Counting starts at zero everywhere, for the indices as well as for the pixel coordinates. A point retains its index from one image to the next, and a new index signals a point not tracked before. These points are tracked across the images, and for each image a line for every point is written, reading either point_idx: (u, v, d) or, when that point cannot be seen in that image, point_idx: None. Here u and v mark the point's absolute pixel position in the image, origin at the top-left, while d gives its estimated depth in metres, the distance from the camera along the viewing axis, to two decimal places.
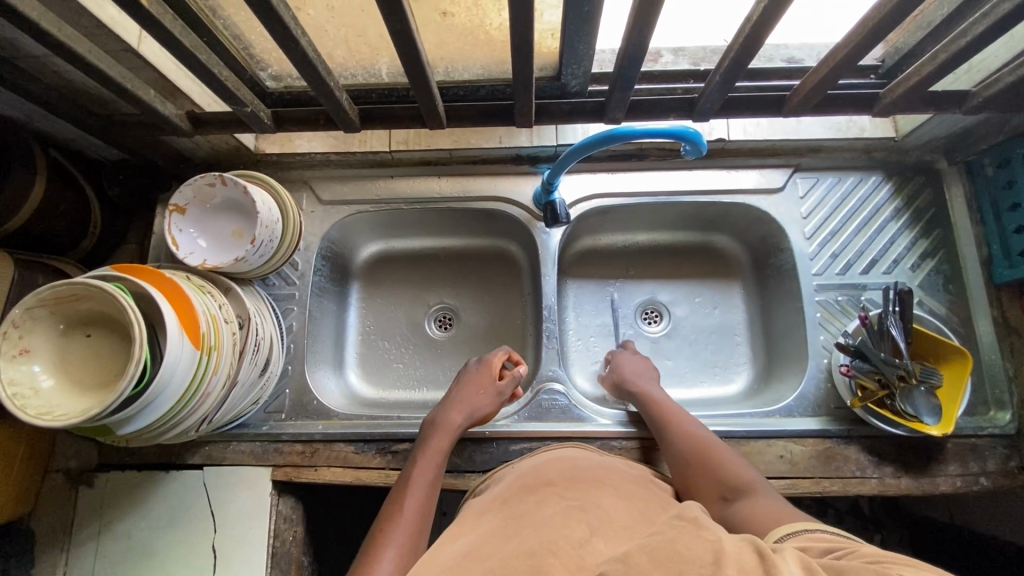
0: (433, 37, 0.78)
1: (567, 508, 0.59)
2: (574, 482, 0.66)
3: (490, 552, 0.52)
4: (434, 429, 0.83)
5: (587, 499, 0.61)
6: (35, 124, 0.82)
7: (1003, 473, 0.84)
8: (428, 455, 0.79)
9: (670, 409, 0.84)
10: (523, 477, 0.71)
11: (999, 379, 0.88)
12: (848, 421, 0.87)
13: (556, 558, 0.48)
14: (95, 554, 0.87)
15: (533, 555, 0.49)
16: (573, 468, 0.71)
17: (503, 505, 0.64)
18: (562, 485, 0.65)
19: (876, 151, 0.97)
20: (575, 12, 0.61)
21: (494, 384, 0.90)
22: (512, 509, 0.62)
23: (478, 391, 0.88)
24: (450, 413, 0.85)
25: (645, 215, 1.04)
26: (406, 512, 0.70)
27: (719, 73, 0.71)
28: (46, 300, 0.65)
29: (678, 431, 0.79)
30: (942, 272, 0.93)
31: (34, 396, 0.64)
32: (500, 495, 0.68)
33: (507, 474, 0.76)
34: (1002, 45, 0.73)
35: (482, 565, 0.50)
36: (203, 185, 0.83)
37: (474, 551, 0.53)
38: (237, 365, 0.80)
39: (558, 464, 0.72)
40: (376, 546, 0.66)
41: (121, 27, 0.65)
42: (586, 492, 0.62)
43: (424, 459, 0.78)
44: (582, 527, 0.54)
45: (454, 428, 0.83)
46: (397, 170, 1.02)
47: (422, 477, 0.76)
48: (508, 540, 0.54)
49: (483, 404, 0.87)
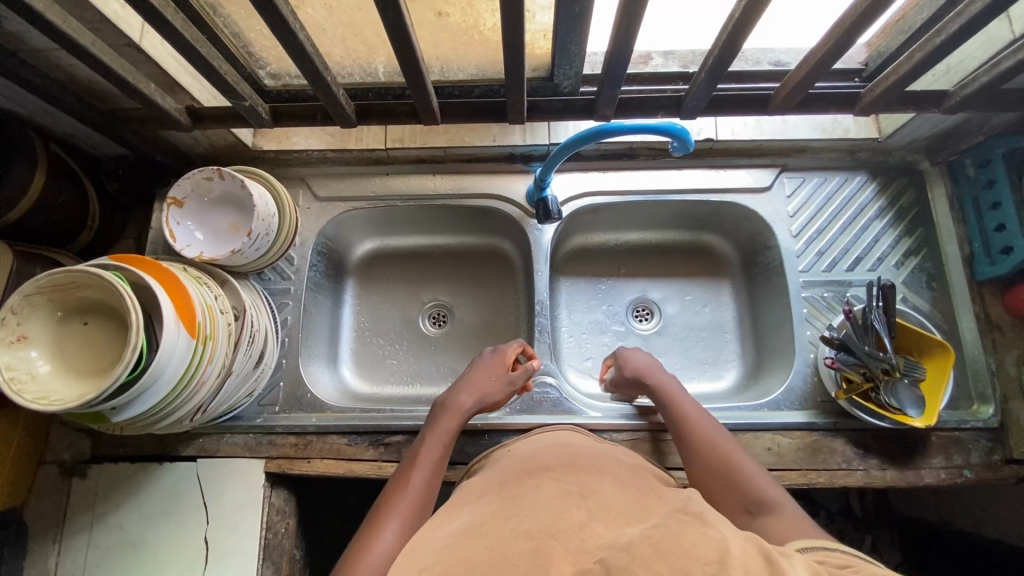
0: (428, 36, 0.80)
1: (563, 492, 0.57)
2: (573, 468, 0.64)
3: (482, 531, 0.51)
4: (443, 410, 0.81)
5: (586, 485, 0.60)
6: (36, 119, 0.84)
7: (986, 465, 0.85)
8: (439, 433, 0.78)
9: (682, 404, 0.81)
10: (521, 461, 0.69)
11: (982, 374, 0.89)
12: (834, 414, 0.88)
13: (556, 541, 0.48)
14: (87, 546, 0.88)
15: (531, 538, 0.48)
16: (570, 454, 0.69)
17: (494, 488, 0.63)
18: (561, 471, 0.63)
19: (860, 151, 0.99)
20: (567, 12, 0.63)
21: (508, 374, 0.87)
22: (509, 493, 0.59)
23: (492, 377, 0.86)
24: (461, 396, 0.83)
25: (636, 213, 1.06)
26: (413, 487, 0.70)
27: (703, 72, 0.74)
28: (44, 288, 0.66)
29: (690, 429, 0.77)
30: (926, 270, 0.95)
31: (31, 380, 0.65)
32: (499, 478, 0.66)
33: (504, 458, 0.74)
34: (978, 47, 0.76)
35: (475, 549, 0.48)
36: (201, 179, 0.84)
37: (466, 529, 0.54)
38: (232, 355, 0.81)
39: (556, 451, 0.70)
40: (380, 518, 0.66)
41: (123, 22, 0.67)
42: (584, 479, 0.61)
43: (434, 437, 0.77)
44: (580, 515, 0.53)
45: (465, 411, 0.81)
46: (392, 168, 1.04)
47: (430, 454, 0.75)
48: (500, 521, 0.53)
49: (494, 391, 0.85)
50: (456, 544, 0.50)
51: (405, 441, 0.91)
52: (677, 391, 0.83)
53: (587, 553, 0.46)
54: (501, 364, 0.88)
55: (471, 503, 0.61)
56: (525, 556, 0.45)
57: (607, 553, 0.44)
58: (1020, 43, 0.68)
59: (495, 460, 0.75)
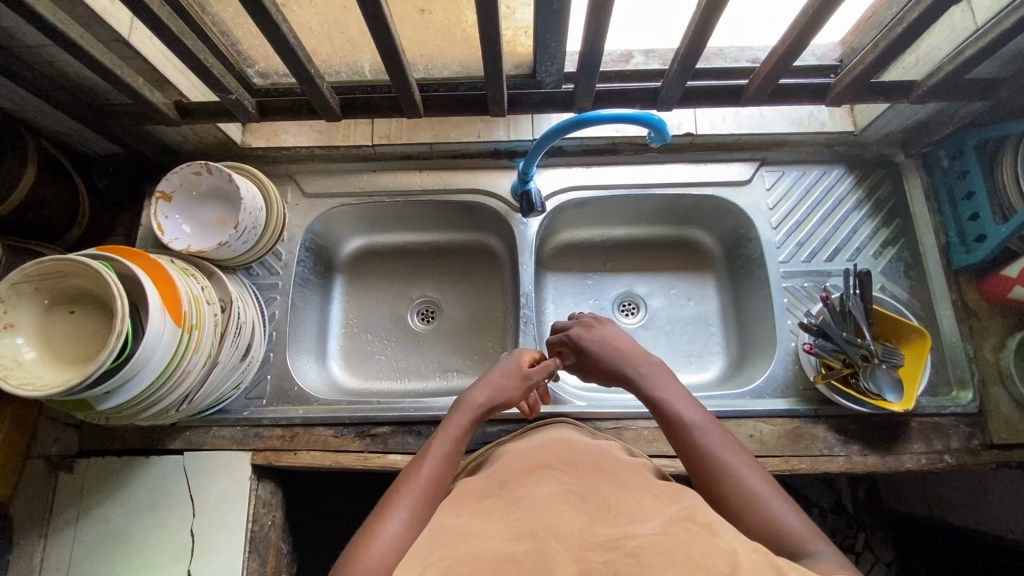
0: (412, 34, 0.82)
1: (564, 491, 0.56)
2: (573, 465, 0.63)
3: (482, 527, 0.52)
4: (458, 405, 0.75)
5: (589, 484, 0.59)
6: (29, 117, 0.85)
7: (967, 450, 0.86)
8: (450, 425, 0.72)
9: (656, 380, 0.73)
10: (520, 457, 0.67)
11: (961, 360, 0.90)
12: (816, 401, 0.90)
13: (557, 543, 0.48)
14: (74, 540, 0.88)
15: (534, 538, 0.49)
16: (566, 449, 0.68)
17: (493, 481, 0.63)
18: (562, 468, 0.62)
19: (837, 145, 1.01)
20: (545, 9, 0.65)
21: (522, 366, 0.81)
22: (509, 492, 0.58)
23: (504, 371, 0.80)
24: (476, 391, 0.77)
25: (620, 208, 1.07)
26: (422, 476, 0.65)
27: (675, 66, 0.77)
28: (31, 276, 0.67)
29: (669, 411, 0.69)
30: (903, 259, 0.97)
31: (16, 367, 0.65)
32: (495, 474, 0.65)
33: (504, 453, 0.72)
34: (943, 40, 0.78)
35: (479, 547, 0.48)
36: (190, 174, 0.86)
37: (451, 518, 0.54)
38: (217, 346, 0.81)
39: (556, 447, 0.69)
40: (386, 507, 0.61)
41: (113, 18, 0.69)
42: (588, 479, 0.60)
43: (445, 429, 0.71)
44: (580, 515, 0.53)
45: (479, 405, 0.75)
46: (379, 165, 1.06)
47: (442, 445, 0.69)
48: (500, 520, 0.53)
49: (513, 389, 0.79)
50: (457, 539, 0.50)
51: (392, 432, 0.91)
52: (648, 368, 0.76)
53: (593, 550, 0.48)
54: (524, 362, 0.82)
55: (469, 504, 0.59)
56: (532, 555, 0.47)
57: (615, 557, 0.46)
58: (982, 33, 0.71)
59: (495, 456, 0.72)
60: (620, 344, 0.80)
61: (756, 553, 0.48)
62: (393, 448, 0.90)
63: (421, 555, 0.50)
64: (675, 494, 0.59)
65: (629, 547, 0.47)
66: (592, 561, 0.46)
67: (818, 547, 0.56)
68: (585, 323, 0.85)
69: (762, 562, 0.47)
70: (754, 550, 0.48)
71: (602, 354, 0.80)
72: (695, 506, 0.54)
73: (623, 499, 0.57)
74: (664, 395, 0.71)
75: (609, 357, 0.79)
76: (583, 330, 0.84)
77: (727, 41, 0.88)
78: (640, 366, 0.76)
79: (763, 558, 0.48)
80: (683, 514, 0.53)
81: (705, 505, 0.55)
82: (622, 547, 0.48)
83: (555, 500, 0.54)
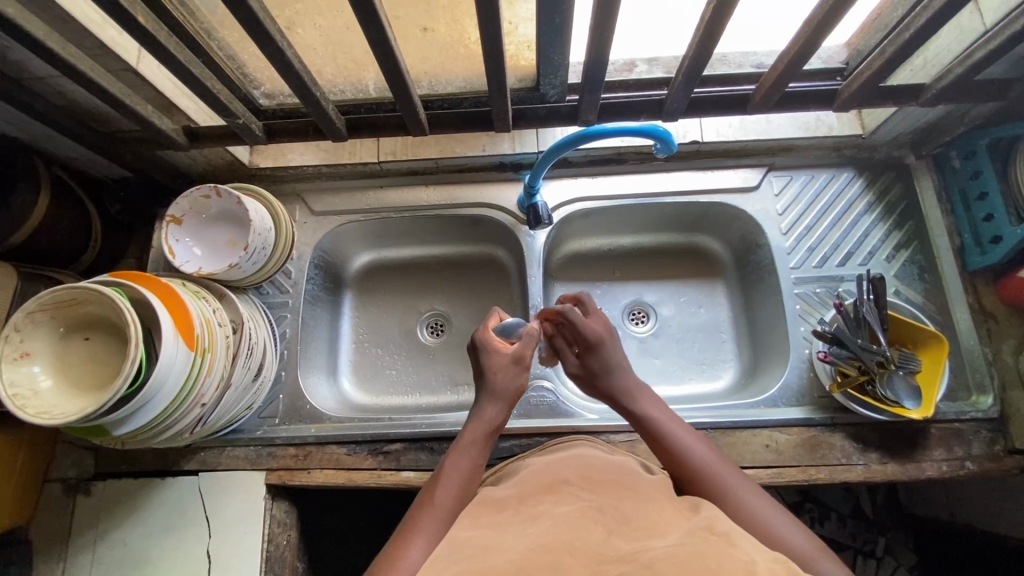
0: (416, 51, 0.83)
1: (582, 507, 0.56)
2: (592, 480, 0.63)
3: (497, 541, 0.52)
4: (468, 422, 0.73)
5: (606, 499, 0.58)
6: (40, 145, 0.87)
7: (988, 456, 0.85)
8: (462, 447, 0.69)
9: (641, 397, 0.72)
10: (538, 472, 0.66)
11: (979, 364, 0.89)
12: (833, 409, 0.89)
13: (573, 558, 0.48)
14: (91, 563, 0.88)
15: (549, 551, 0.48)
16: (586, 465, 0.67)
17: (509, 493, 0.63)
18: (581, 484, 0.61)
19: (846, 148, 1.01)
20: (547, 23, 0.64)
21: (512, 353, 0.76)
22: (528, 508, 0.58)
23: (500, 370, 0.75)
24: (485, 405, 0.73)
25: (626, 218, 1.07)
26: (438, 502, 0.64)
27: (680, 76, 0.77)
28: (47, 305, 0.67)
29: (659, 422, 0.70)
30: (917, 262, 0.95)
31: (34, 396, 0.66)
32: (512, 489, 0.64)
33: (520, 469, 0.71)
34: (952, 39, 0.78)
35: (493, 559, 0.48)
36: (199, 197, 0.87)
37: (465, 536, 0.54)
38: (229, 368, 0.81)
39: (574, 462, 0.68)
40: (403, 536, 0.60)
41: (121, 47, 0.71)
42: (606, 494, 0.59)
43: (457, 451, 0.69)
44: (598, 528, 0.53)
45: (492, 418, 0.72)
46: (385, 181, 1.06)
47: (455, 468, 0.67)
48: (516, 533, 0.53)
49: (515, 380, 0.75)
50: (473, 553, 0.50)
51: (405, 449, 0.91)
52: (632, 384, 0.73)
53: (610, 564, 0.47)
54: (504, 353, 0.76)
55: (486, 514, 0.58)
56: (548, 567, 0.46)
57: (630, 569, 0.46)
58: (990, 36, 0.70)
59: (513, 472, 0.71)
60: (618, 361, 0.75)
61: (774, 563, 0.47)
62: (406, 465, 0.90)
63: (436, 567, 0.49)
64: (695, 505, 0.58)
65: (645, 560, 0.47)
66: (608, 574, 0.46)
67: (810, 558, 0.56)
68: (592, 333, 0.76)
69: (781, 571, 0.46)
70: (776, 560, 0.48)
71: (588, 365, 0.75)
72: (714, 517, 0.54)
73: (641, 512, 0.56)
74: (650, 405, 0.71)
75: (597, 369, 0.75)
76: (586, 329, 0.76)
77: (732, 47, 0.87)
78: (617, 382, 0.73)
79: (782, 567, 0.47)
80: (701, 524, 0.52)
81: (723, 516, 0.54)
82: (636, 559, 0.47)
83: (568, 516, 0.54)
